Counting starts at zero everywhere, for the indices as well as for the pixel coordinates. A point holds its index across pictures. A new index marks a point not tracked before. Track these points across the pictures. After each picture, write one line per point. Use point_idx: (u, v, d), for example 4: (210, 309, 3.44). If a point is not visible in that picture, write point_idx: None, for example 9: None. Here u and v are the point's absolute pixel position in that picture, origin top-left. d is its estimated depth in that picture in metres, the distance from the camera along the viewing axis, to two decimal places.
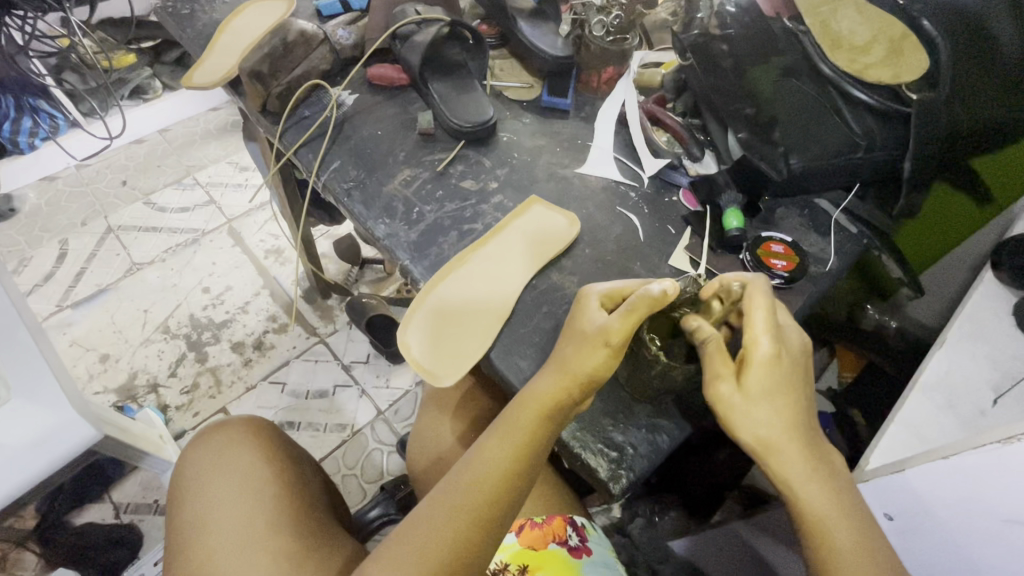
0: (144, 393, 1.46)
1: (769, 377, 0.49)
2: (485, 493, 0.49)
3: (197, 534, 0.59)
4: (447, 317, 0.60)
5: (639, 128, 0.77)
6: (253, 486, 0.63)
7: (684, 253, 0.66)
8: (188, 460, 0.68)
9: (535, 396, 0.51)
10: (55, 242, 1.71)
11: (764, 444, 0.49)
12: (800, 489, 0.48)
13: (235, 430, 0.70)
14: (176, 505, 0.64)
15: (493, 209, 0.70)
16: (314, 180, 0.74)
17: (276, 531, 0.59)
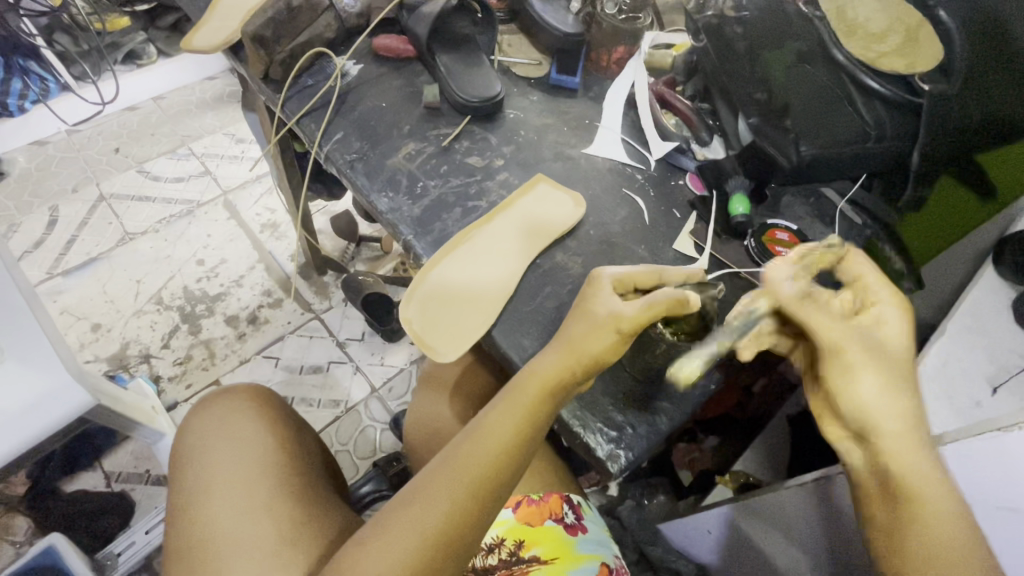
0: (135, 363, 1.45)
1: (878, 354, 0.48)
2: (486, 472, 0.50)
3: (197, 496, 0.60)
4: (450, 293, 0.60)
5: (648, 109, 0.76)
6: (254, 451, 0.64)
7: (689, 237, 0.66)
8: (188, 426, 0.68)
9: (538, 374, 0.51)
10: (45, 208, 1.68)
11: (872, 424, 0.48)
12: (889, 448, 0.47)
13: (236, 398, 0.70)
14: (178, 465, 0.65)
15: (498, 186, 0.69)
16: (316, 150, 0.72)
17: (277, 498, 0.60)
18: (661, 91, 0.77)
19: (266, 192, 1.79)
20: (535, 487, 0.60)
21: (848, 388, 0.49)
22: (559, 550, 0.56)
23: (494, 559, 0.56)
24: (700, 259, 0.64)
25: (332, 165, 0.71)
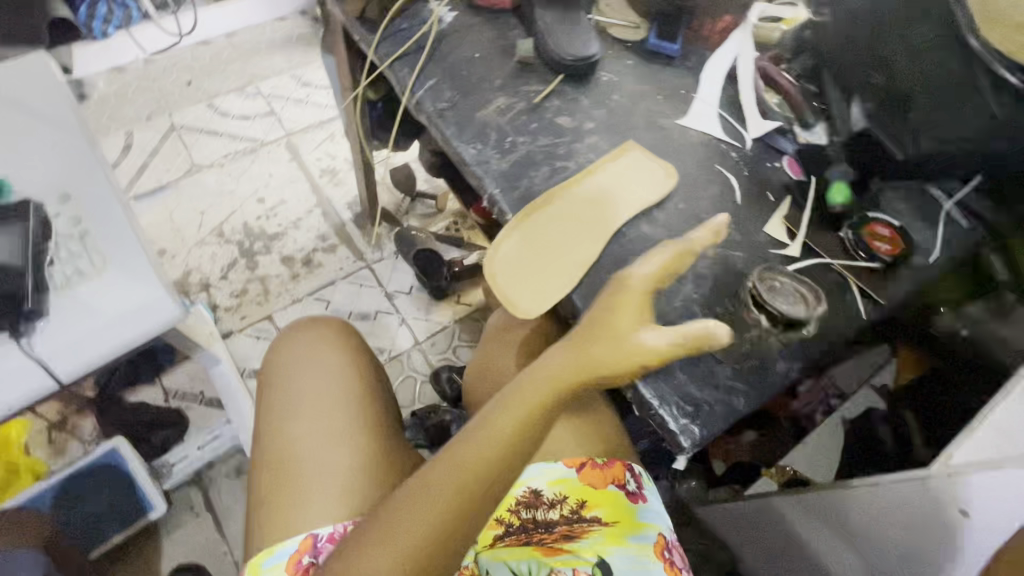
0: (196, 290, 1.52)
1: None
2: (511, 432, 0.52)
3: (277, 420, 0.66)
4: (537, 251, 0.59)
5: (752, 87, 0.73)
6: (336, 387, 0.69)
7: (782, 222, 0.64)
8: (277, 353, 0.73)
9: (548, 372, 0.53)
10: (120, 132, 1.74)
11: None
12: None
13: (324, 334, 0.75)
14: (269, 385, 0.71)
15: (587, 149, 0.68)
16: (406, 96, 0.71)
17: (348, 435, 0.65)
18: (769, 70, 0.73)
19: (328, 138, 1.81)
20: (600, 452, 0.61)
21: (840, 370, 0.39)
22: (619, 515, 0.58)
23: (556, 514, 0.59)
24: (792, 246, 0.62)
25: (421, 112, 0.70)
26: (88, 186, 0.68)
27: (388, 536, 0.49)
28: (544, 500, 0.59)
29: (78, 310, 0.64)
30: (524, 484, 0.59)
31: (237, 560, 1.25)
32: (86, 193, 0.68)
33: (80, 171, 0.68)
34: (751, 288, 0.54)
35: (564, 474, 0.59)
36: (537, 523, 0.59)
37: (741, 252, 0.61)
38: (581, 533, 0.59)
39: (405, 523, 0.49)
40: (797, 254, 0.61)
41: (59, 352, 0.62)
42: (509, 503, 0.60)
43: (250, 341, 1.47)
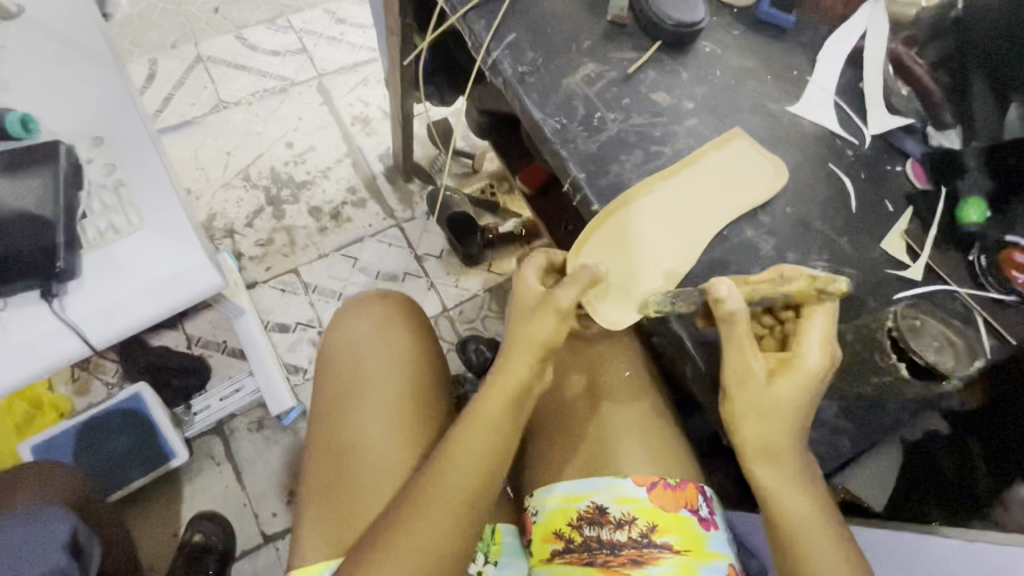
0: (220, 237, 1.41)
1: (801, 385, 0.48)
2: (500, 416, 0.56)
3: (342, 394, 0.68)
4: (624, 255, 0.56)
5: (880, 76, 0.63)
6: (397, 364, 0.70)
7: (901, 236, 0.56)
8: (339, 326, 0.73)
9: (522, 346, 0.55)
10: (144, 59, 1.60)
11: (766, 452, 0.49)
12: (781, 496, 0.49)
13: (390, 311, 0.75)
14: (330, 360, 0.71)
15: (685, 133, 0.60)
16: (482, 56, 0.63)
17: (404, 413, 0.67)
18: (899, 52, 0.63)
19: (361, 82, 1.62)
20: (670, 471, 0.61)
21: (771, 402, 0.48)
22: (690, 541, 0.58)
23: (623, 536, 0.58)
24: (914, 267, 0.55)
25: (498, 75, 0.62)
26: (122, 129, 0.63)
27: (416, 511, 0.54)
28: (610, 518, 0.59)
29: (110, 269, 0.58)
30: (589, 498, 0.60)
31: (258, 513, 1.21)
32: (120, 137, 0.63)
33: (115, 114, 0.64)
34: (893, 329, 0.52)
35: (633, 493, 0.59)
36: (602, 542, 0.59)
37: (855, 269, 0.55)
38: (651, 558, 0.57)
39: (429, 500, 0.54)
40: (919, 277, 0.54)
41: (89, 315, 0.56)
42: (572, 517, 0.60)
43: (275, 294, 1.38)
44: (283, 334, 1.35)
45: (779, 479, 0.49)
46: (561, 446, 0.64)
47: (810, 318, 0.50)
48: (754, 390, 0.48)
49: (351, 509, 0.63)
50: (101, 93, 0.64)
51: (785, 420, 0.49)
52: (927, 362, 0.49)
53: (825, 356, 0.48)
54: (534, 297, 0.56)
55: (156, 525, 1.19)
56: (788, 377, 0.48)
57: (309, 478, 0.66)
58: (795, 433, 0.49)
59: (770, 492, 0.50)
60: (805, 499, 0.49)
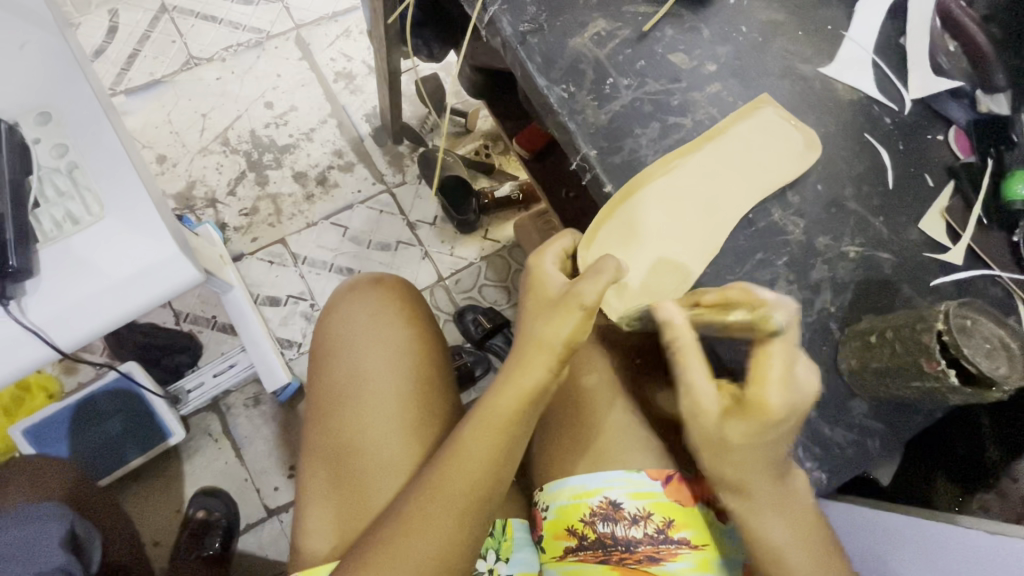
0: (201, 206, 1.32)
1: (761, 428, 0.44)
2: (513, 416, 0.52)
3: (338, 389, 0.65)
4: (641, 249, 0.52)
5: (925, 31, 0.56)
6: (395, 355, 0.66)
7: (941, 215, 0.52)
8: (333, 316, 0.70)
9: (539, 340, 0.51)
10: (103, 10, 1.45)
11: (732, 485, 0.47)
12: (761, 524, 0.46)
13: (385, 300, 0.71)
14: (324, 353, 0.67)
15: (707, 100, 0.54)
16: (477, 12, 0.56)
17: (405, 406, 0.64)
18: (947, 3, 0.56)
19: (343, 34, 1.49)
20: (685, 463, 0.60)
21: (730, 443, 0.45)
22: (707, 533, 0.58)
23: (639, 532, 0.58)
24: (954, 249, 0.51)
25: (496, 34, 0.55)
26: (69, 102, 0.56)
27: (417, 514, 0.52)
28: (625, 514, 0.58)
29: (68, 265, 0.53)
30: (602, 493, 0.58)
31: (260, 488, 1.13)
32: (67, 111, 0.56)
33: (60, 84, 0.56)
34: (943, 333, 0.42)
35: (649, 488, 0.58)
36: (616, 539, 0.58)
37: (891, 254, 0.51)
38: (668, 554, 0.57)
39: (431, 503, 0.52)
40: (959, 262, 0.51)
41: (49, 318, 0.51)
42: (585, 513, 0.59)
43: (264, 266, 1.30)
44: (275, 308, 1.27)
45: (746, 508, 0.47)
46: (572, 439, 0.62)
47: (763, 358, 0.44)
48: (702, 428, 0.46)
49: (352, 508, 0.61)
50: (43, 60, 0.56)
51: (750, 460, 0.45)
52: (980, 371, 0.40)
53: (786, 395, 0.43)
54: (558, 291, 0.52)
55: (158, 505, 1.11)
56: (744, 417, 0.44)
57: (309, 479, 0.64)
58: (760, 470, 0.45)
59: (741, 520, 0.47)
60: (783, 528, 0.46)
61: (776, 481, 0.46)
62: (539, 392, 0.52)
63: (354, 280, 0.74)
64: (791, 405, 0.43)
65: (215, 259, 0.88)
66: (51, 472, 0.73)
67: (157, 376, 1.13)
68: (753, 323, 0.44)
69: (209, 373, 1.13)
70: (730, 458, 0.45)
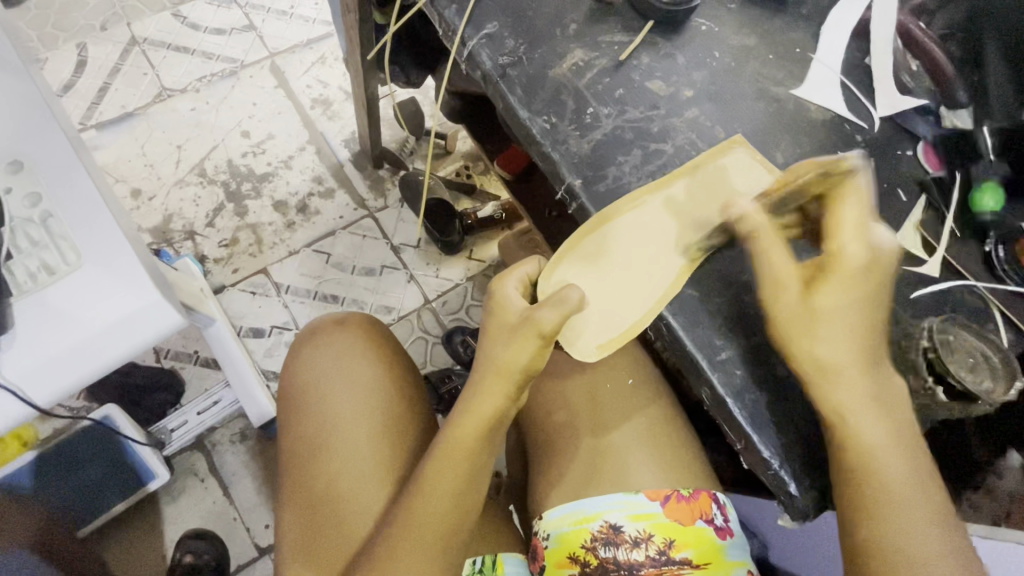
0: (180, 239, 1.30)
1: (852, 282, 0.45)
2: (476, 444, 0.52)
3: (311, 434, 0.63)
4: (605, 282, 0.53)
5: (889, 51, 0.58)
6: (365, 393, 0.65)
7: (916, 230, 0.53)
8: (301, 357, 0.68)
9: (498, 368, 0.51)
10: (71, 44, 1.42)
11: (821, 367, 0.46)
12: (857, 423, 0.45)
13: (353, 339, 0.70)
14: (294, 399, 0.66)
15: (686, 126, 0.55)
16: (457, 47, 0.56)
17: (378, 445, 0.63)
18: (907, 24, 0.59)
19: (318, 61, 1.49)
20: (682, 482, 0.60)
21: (811, 324, 0.46)
22: (709, 551, 0.58)
23: (641, 555, 0.57)
24: (930, 262, 0.52)
25: (476, 68, 0.56)
26: (43, 149, 0.54)
27: (390, 556, 0.51)
28: (626, 537, 0.58)
29: (46, 317, 0.51)
30: (602, 517, 0.58)
31: (249, 527, 1.10)
32: (41, 158, 0.54)
33: (32, 130, 0.55)
34: (929, 350, 0.46)
35: (648, 509, 0.58)
36: (619, 563, 0.57)
37: None
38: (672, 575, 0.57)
39: (402, 544, 0.51)
40: (936, 273, 0.52)
41: (28, 373, 0.50)
42: (586, 539, 0.58)
43: (246, 297, 1.28)
44: (259, 339, 1.25)
45: (844, 387, 0.46)
46: (552, 466, 0.63)
47: (838, 207, 0.47)
48: (838, 295, 0.45)
49: (329, 559, 0.59)
50: (14, 105, 0.55)
51: (841, 323, 0.45)
52: (965, 387, 0.43)
53: (864, 245, 0.46)
54: (517, 315, 0.51)
55: (141, 552, 1.07)
56: (831, 277, 0.46)
57: (287, 529, 0.62)
58: (844, 341, 0.45)
59: (841, 405, 0.46)
60: (879, 423, 0.46)
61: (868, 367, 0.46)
62: (499, 417, 0.52)
63: (323, 319, 0.73)
64: (871, 250, 0.46)
65: (195, 294, 0.85)
66: (22, 518, 0.67)
67: (139, 418, 1.09)
68: (830, 168, 0.49)
69: (193, 411, 1.09)
70: (796, 338, 0.46)
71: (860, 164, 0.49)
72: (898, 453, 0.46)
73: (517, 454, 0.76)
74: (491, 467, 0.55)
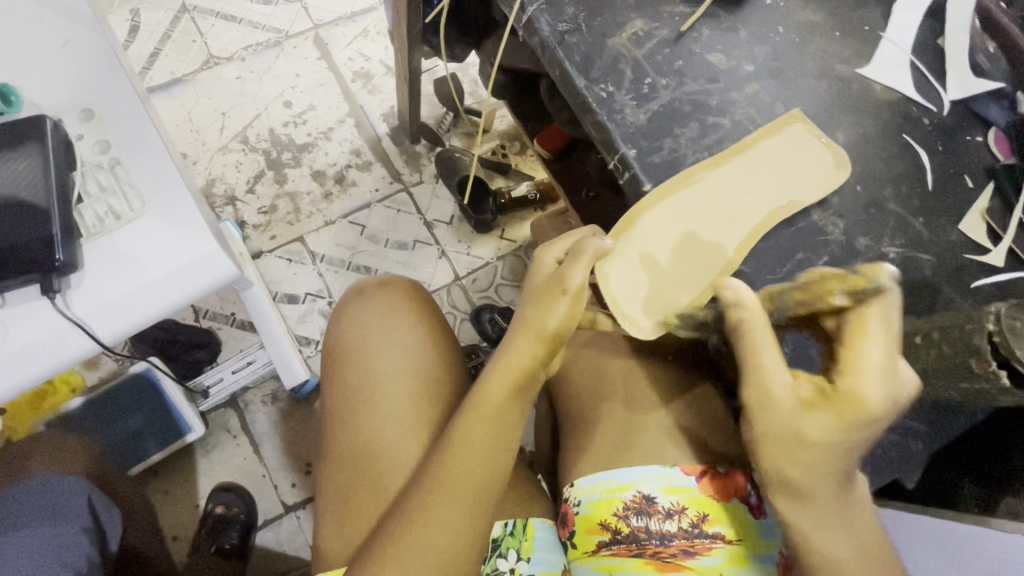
0: (221, 204, 1.33)
1: (852, 421, 0.43)
2: (504, 401, 0.54)
3: (352, 389, 0.65)
4: (653, 267, 0.53)
5: (962, 33, 0.56)
6: (406, 354, 0.67)
7: (981, 217, 0.52)
8: (345, 315, 0.70)
9: (529, 326, 0.53)
10: (125, 9, 1.46)
11: (793, 440, 0.45)
12: (815, 534, 0.46)
13: (395, 300, 0.71)
14: (337, 356, 0.68)
15: (745, 100, 0.54)
16: (515, 12, 0.56)
17: (415, 404, 0.65)
18: (988, 7, 0.56)
19: (361, 34, 1.49)
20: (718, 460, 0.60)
21: (779, 404, 0.45)
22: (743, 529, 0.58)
23: (674, 526, 0.58)
24: (994, 251, 0.51)
25: (534, 34, 0.55)
26: (113, 99, 0.56)
27: (421, 508, 0.52)
28: (658, 508, 0.58)
29: (114, 259, 0.53)
30: (635, 487, 0.58)
31: (277, 484, 1.14)
32: (109, 108, 0.56)
33: (102, 81, 0.57)
34: (994, 334, 0.42)
35: (682, 482, 0.58)
36: (651, 533, 0.58)
37: (931, 255, 0.51)
38: (704, 547, 0.57)
39: (433, 495, 0.52)
40: (1000, 264, 0.51)
41: (93, 311, 0.52)
42: (618, 507, 0.58)
43: (282, 264, 1.31)
44: (293, 305, 1.28)
45: (782, 463, 0.46)
46: (583, 437, 0.64)
47: (859, 337, 0.44)
48: (785, 413, 0.45)
49: (366, 510, 0.61)
50: (88, 57, 0.57)
51: (827, 455, 0.44)
52: None
53: (884, 387, 0.43)
54: (545, 276, 0.55)
55: (176, 499, 1.12)
56: (832, 408, 0.44)
57: (327, 480, 0.64)
58: (829, 466, 0.45)
59: (803, 484, 0.45)
60: (842, 537, 0.46)
61: (843, 481, 0.45)
62: (528, 375, 0.54)
63: (365, 281, 0.75)
64: (891, 397, 0.43)
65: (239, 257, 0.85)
66: (64, 450, 0.69)
67: (178, 373, 1.13)
68: (866, 296, 0.44)
69: (228, 370, 1.14)
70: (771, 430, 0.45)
71: (889, 293, 0.44)
72: (845, 539, 0.46)
73: (550, 428, 0.77)
74: (520, 427, 0.56)
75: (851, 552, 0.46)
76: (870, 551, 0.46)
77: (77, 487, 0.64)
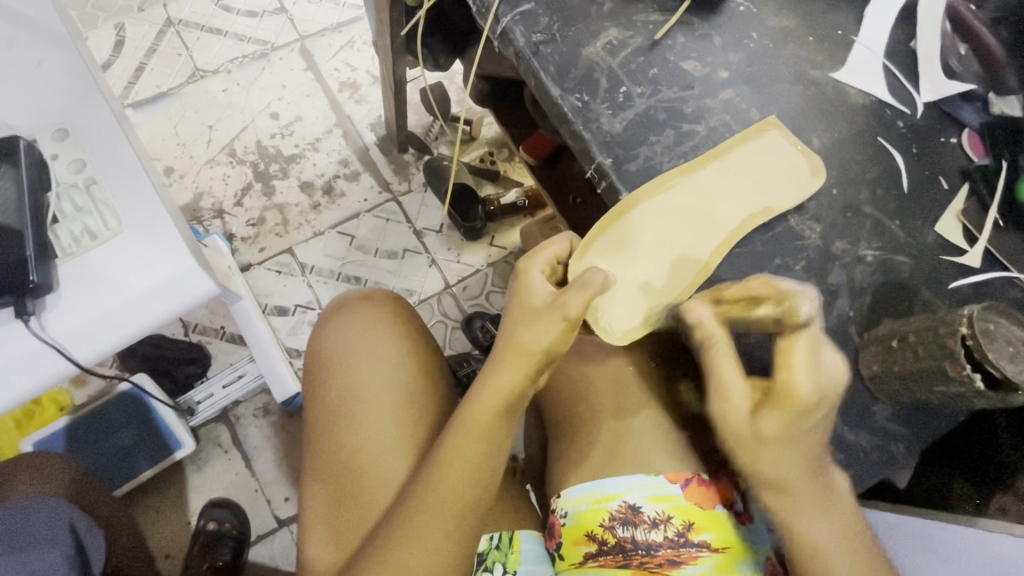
0: (209, 217, 1.33)
1: (796, 422, 0.44)
2: (492, 419, 0.53)
3: (336, 405, 0.65)
4: (630, 273, 0.53)
5: (934, 35, 0.57)
6: (391, 369, 0.67)
7: (957, 219, 0.52)
8: (330, 329, 0.70)
9: (517, 345, 0.52)
10: (109, 24, 1.46)
11: (745, 440, 0.46)
12: (798, 521, 0.47)
13: (379, 314, 0.71)
14: (321, 371, 0.67)
15: (720, 107, 0.54)
16: (490, 23, 0.56)
17: (400, 419, 0.64)
18: (958, 8, 0.57)
19: (347, 45, 1.50)
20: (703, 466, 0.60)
21: (724, 409, 0.47)
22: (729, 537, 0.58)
23: (659, 535, 0.57)
24: (971, 252, 0.51)
25: (509, 45, 0.56)
26: (87, 118, 0.56)
27: (406, 529, 0.52)
28: (644, 517, 0.58)
29: (89, 281, 0.53)
30: (621, 498, 0.58)
31: (270, 498, 1.13)
32: (84, 127, 0.56)
33: (78, 101, 0.56)
34: (968, 337, 0.42)
35: (668, 491, 0.58)
36: (637, 542, 0.58)
37: (909, 257, 0.51)
38: (689, 557, 0.57)
39: (419, 515, 0.52)
40: (977, 264, 0.51)
41: (69, 333, 0.51)
42: (604, 518, 0.58)
43: (272, 276, 1.30)
44: (284, 318, 1.28)
45: (748, 456, 0.47)
46: (570, 446, 0.64)
47: (790, 349, 0.45)
48: (737, 421, 0.46)
49: (350, 526, 0.60)
50: (62, 77, 0.56)
51: (787, 451, 0.45)
52: (1004, 377, 0.40)
53: (816, 385, 0.44)
54: (539, 296, 0.53)
55: (168, 516, 1.11)
56: (777, 408, 0.45)
57: (310, 495, 0.64)
58: (797, 465, 0.46)
59: (758, 472, 0.47)
60: (825, 523, 0.46)
61: (812, 472, 0.46)
62: (517, 394, 0.53)
63: (348, 294, 0.74)
64: (822, 392, 0.44)
65: (224, 270, 0.84)
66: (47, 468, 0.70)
67: (168, 389, 1.12)
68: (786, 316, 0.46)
69: (217, 385, 1.12)
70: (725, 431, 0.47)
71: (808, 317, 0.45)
72: (820, 520, 0.46)
73: (538, 437, 0.77)
74: (508, 444, 0.56)
75: (831, 533, 0.46)
76: (851, 529, 0.47)
77: (57, 512, 0.63)
